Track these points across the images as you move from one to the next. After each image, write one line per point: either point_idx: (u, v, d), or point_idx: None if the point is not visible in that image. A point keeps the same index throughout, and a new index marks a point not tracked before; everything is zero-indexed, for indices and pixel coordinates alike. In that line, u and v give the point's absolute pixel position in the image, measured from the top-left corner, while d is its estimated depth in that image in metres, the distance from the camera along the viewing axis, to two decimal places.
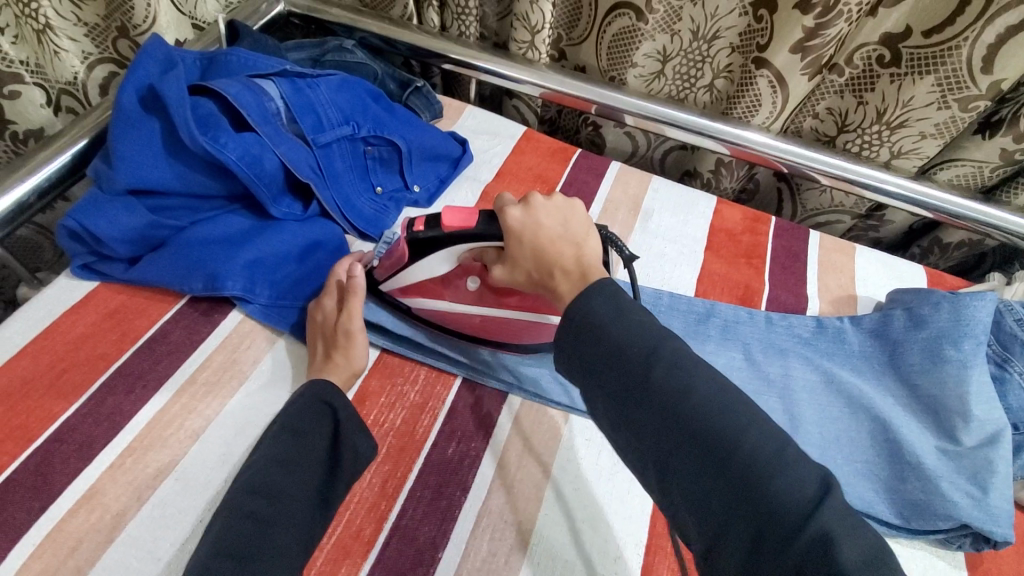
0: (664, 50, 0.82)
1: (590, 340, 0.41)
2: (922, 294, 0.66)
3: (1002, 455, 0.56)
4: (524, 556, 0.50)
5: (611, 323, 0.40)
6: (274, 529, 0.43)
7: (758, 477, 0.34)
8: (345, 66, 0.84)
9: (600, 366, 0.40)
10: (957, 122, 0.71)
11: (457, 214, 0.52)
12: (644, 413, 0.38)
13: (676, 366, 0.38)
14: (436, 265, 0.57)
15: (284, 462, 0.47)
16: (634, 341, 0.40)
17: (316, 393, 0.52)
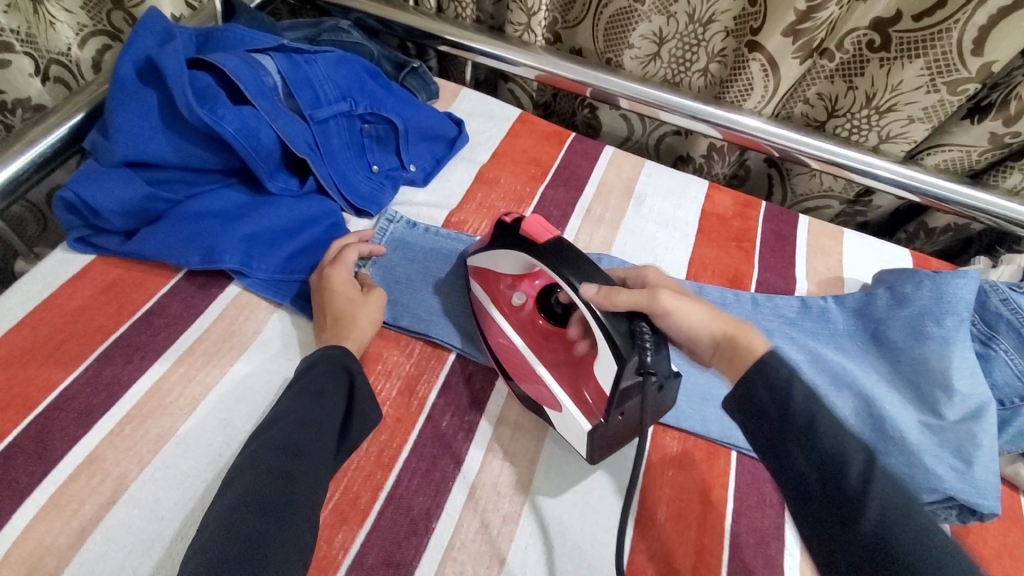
0: (661, 32, 0.83)
1: (754, 407, 0.44)
2: (906, 275, 0.69)
3: (983, 428, 0.58)
4: (516, 526, 0.51)
5: (769, 394, 0.44)
6: (297, 479, 0.44)
7: (899, 550, 0.37)
8: (341, 45, 0.84)
9: (758, 423, 0.44)
10: (945, 105, 0.72)
11: (543, 228, 0.53)
12: (786, 466, 0.42)
13: (840, 441, 0.41)
14: (502, 263, 0.58)
15: (304, 422, 0.48)
16: (806, 411, 0.42)
17: (333, 358, 0.53)
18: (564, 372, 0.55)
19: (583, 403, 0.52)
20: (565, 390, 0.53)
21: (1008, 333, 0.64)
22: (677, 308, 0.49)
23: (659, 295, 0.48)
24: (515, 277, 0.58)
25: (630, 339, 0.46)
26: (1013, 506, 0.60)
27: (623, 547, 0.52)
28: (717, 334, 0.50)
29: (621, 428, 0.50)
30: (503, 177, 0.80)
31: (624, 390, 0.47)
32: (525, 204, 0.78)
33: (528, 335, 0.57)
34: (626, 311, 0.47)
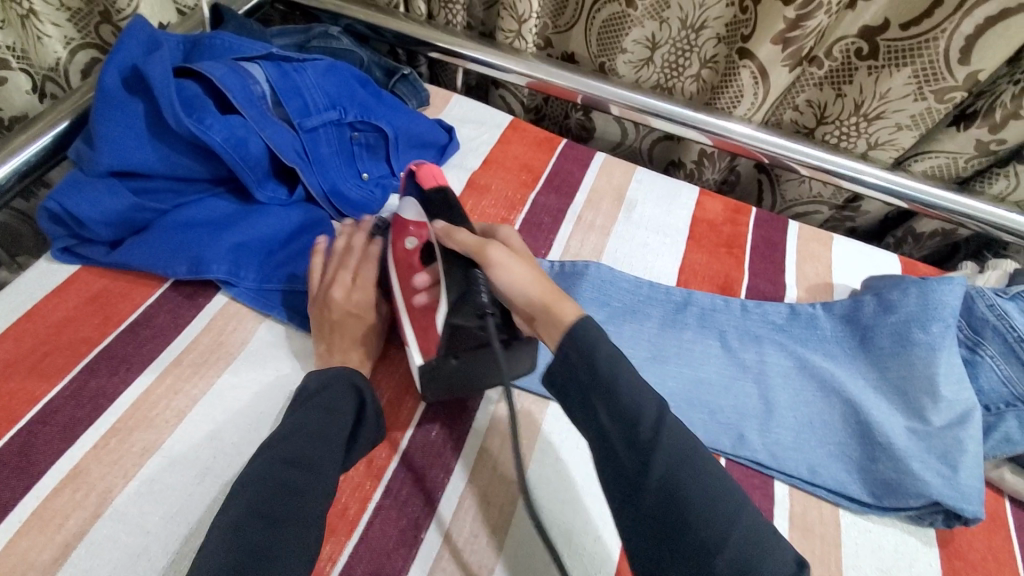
0: (653, 37, 0.83)
1: (566, 367, 0.45)
2: (895, 281, 0.69)
3: (967, 433, 0.58)
4: (505, 536, 0.51)
5: (578, 356, 0.45)
6: (304, 495, 0.44)
7: (686, 504, 0.41)
8: (331, 52, 0.84)
9: (568, 382, 0.45)
10: (932, 113, 0.73)
11: (432, 176, 0.59)
12: (591, 421, 0.45)
13: (635, 397, 0.43)
14: (412, 210, 0.60)
15: (313, 436, 0.47)
16: (608, 372, 0.44)
17: (347, 376, 0.53)
18: (413, 313, 0.58)
19: (420, 342, 0.56)
20: (408, 327, 0.58)
21: (994, 338, 0.64)
22: (504, 262, 0.50)
23: (489, 245, 0.50)
24: (414, 224, 0.59)
25: (466, 289, 0.52)
26: (998, 511, 0.61)
27: (612, 554, 0.52)
28: (531, 297, 0.49)
29: (451, 373, 0.54)
30: (493, 184, 0.80)
31: (453, 324, 0.52)
32: (516, 211, 0.78)
33: (404, 280, 0.60)
34: (466, 254, 0.52)
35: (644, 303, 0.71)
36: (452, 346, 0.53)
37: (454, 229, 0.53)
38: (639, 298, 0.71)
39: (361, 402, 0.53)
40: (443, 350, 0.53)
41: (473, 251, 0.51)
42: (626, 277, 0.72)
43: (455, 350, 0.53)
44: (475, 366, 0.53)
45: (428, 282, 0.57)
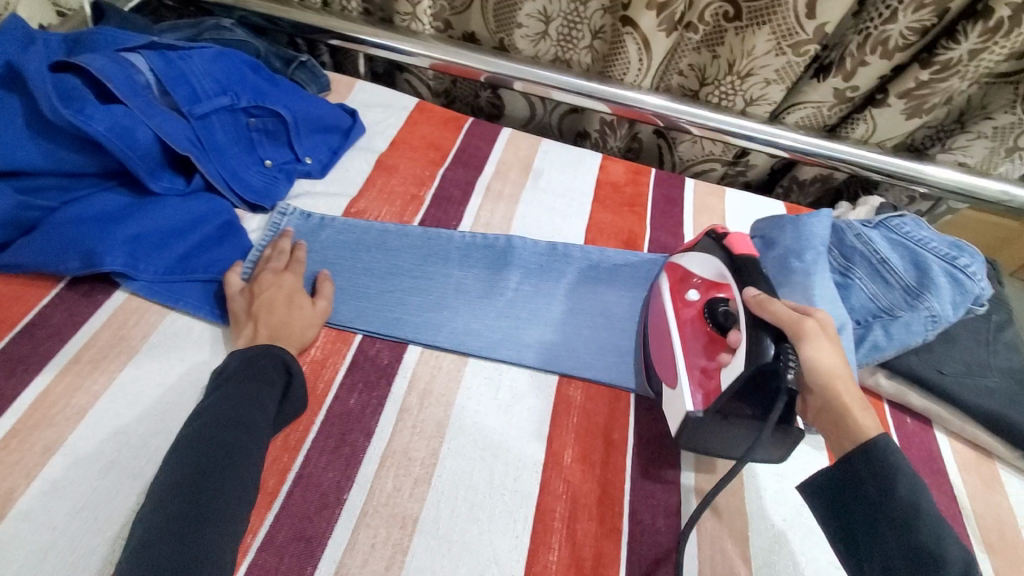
0: (545, 11, 0.87)
1: (856, 486, 0.47)
2: (774, 221, 0.76)
3: (843, 342, 0.64)
4: (428, 487, 0.53)
5: (869, 476, 0.46)
6: (229, 464, 0.45)
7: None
8: (223, 43, 0.83)
9: (856, 506, 0.47)
10: (793, 67, 0.80)
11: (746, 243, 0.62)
12: (878, 554, 0.45)
13: (939, 535, 0.43)
14: (704, 266, 0.64)
15: (233, 415, 0.48)
16: (907, 507, 0.44)
17: (264, 353, 0.53)
18: (706, 368, 0.57)
19: (699, 395, 0.56)
20: (695, 374, 0.57)
21: (862, 263, 0.71)
22: (821, 343, 0.52)
23: (817, 324, 0.53)
24: (706, 282, 0.64)
25: (770, 361, 0.51)
26: (878, 413, 0.69)
27: (535, 491, 0.55)
28: (835, 393, 0.51)
29: (704, 435, 0.55)
30: (402, 164, 0.82)
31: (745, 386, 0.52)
32: (425, 188, 0.80)
33: (689, 330, 0.61)
34: (782, 330, 0.52)
35: (556, 262, 0.75)
36: (751, 408, 0.53)
37: (770, 302, 0.53)
38: (549, 258, 0.75)
39: (288, 373, 0.54)
40: (719, 408, 0.53)
41: (791, 328, 0.52)
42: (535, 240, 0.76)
43: (731, 412, 0.53)
44: (732, 429, 0.54)
45: (730, 347, 0.55)
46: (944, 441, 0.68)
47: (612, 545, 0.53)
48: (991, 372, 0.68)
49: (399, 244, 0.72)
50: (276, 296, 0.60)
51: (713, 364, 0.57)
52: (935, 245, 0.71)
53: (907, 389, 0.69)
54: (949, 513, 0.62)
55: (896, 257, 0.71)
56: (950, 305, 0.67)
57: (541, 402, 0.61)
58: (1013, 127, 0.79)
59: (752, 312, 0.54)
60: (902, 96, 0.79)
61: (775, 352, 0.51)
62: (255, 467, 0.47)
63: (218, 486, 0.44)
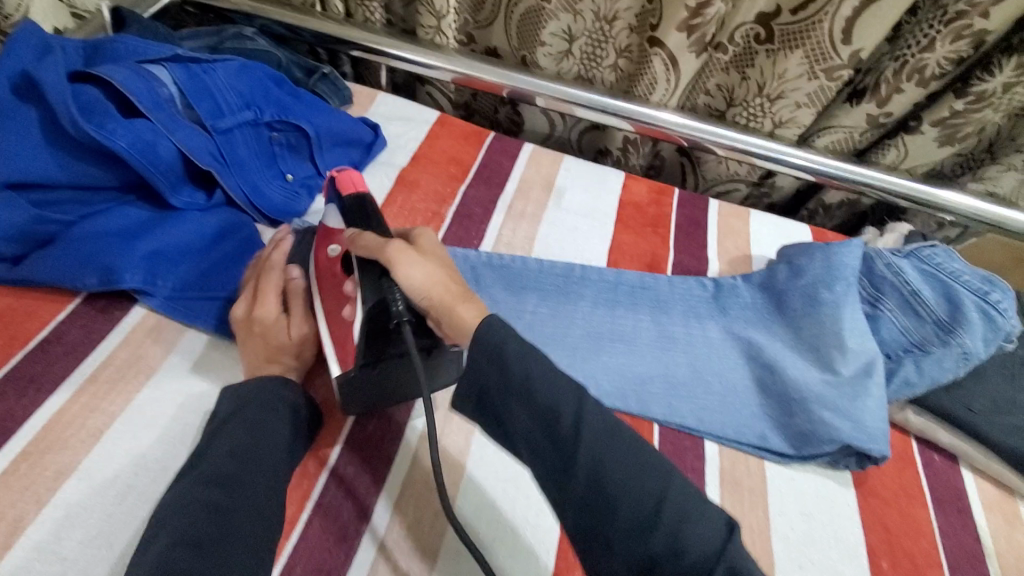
0: (569, 30, 0.86)
1: (479, 377, 0.45)
2: (803, 249, 0.74)
3: (874, 382, 0.63)
4: (448, 520, 0.52)
5: (489, 364, 0.45)
6: (235, 518, 0.42)
7: (607, 489, 0.41)
8: (245, 53, 0.82)
9: (483, 384, 0.45)
10: (825, 91, 0.78)
11: (351, 183, 0.60)
12: (519, 425, 0.44)
13: (550, 389, 0.43)
14: (328, 218, 0.61)
15: (238, 453, 0.46)
16: (526, 389, 0.43)
17: (267, 390, 0.51)
18: (334, 318, 0.56)
19: (341, 352, 0.54)
20: (333, 330, 0.56)
21: (893, 295, 0.70)
22: (404, 260, 0.51)
23: (391, 244, 0.51)
24: (332, 232, 0.59)
25: (382, 294, 0.51)
26: (907, 448, 0.67)
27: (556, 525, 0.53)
28: (436, 298, 0.50)
29: (366, 390, 0.53)
30: (423, 179, 0.81)
31: (370, 328, 0.52)
32: (446, 204, 0.79)
33: (319, 285, 0.58)
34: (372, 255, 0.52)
35: (578, 285, 0.74)
36: (369, 355, 0.52)
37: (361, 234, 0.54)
38: (571, 280, 0.74)
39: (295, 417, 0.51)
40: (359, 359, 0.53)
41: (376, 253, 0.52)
42: (558, 263, 0.75)
43: (375, 359, 0.52)
44: (379, 379, 0.53)
45: (349, 293, 0.55)
46: (973, 480, 0.67)
47: None
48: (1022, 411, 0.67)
49: None
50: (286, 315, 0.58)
51: (340, 315, 0.55)
52: (967, 278, 0.69)
53: (936, 426, 0.67)
54: (974, 555, 0.61)
55: (928, 290, 0.69)
56: (981, 342, 0.65)
57: None
58: None
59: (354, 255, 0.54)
60: (936, 125, 0.78)
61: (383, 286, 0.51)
62: (267, 520, 0.44)
63: (227, 530, 0.42)
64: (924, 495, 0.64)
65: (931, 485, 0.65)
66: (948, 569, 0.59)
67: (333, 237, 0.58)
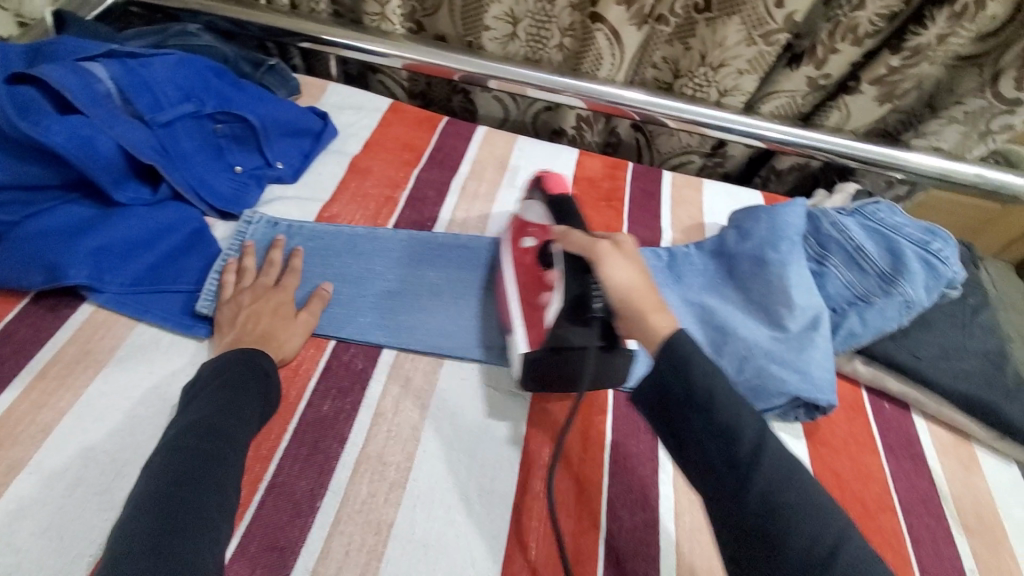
0: (512, 12, 0.86)
1: (663, 391, 0.46)
2: (749, 212, 0.75)
3: (819, 335, 0.65)
4: (403, 491, 0.53)
5: (673, 375, 0.46)
6: (218, 464, 0.45)
7: (781, 518, 0.41)
8: (190, 49, 0.82)
9: (669, 400, 0.46)
10: (764, 56, 0.80)
11: (561, 184, 0.68)
12: (692, 440, 0.45)
13: (735, 412, 0.44)
14: (534, 215, 0.67)
15: (221, 409, 0.49)
16: (730, 410, 0.44)
17: (253, 355, 0.54)
18: (530, 305, 0.61)
19: (534, 334, 0.58)
20: (531, 312, 0.60)
21: (838, 251, 0.71)
22: (609, 261, 0.52)
23: (599, 244, 0.53)
24: (536, 225, 0.66)
25: (580, 291, 0.55)
26: (857, 398, 0.69)
27: (511, 491, 0.54)
28: (634, 302, 0.50)
29: (560, 372, 0.57)
30: (375, 166, 0.81)
31: (570, 316, 0.55)
32: (400, 189, 0.79)
33: (518, 274, 0.64)
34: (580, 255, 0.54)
35: None
36: (551, 341, 0.55)
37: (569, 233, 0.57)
38: None
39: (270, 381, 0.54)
40: (544, 346, 0.56)
41: (586, 251, 0.54)
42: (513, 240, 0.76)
43: (557, 346, 0.55)
44: (569, 363, 0.56)
45: (548, 282, 0.59)
46: (924, 425, 0.68)
47: (589, 543, 0.52)
48: (967, 355, 0.68)
49: (370, 247, 0.72)
50: (265, 306, 0.61)
51: (538, 301, 0.60)
52: (908, 230, 0.71)
53: (883, 374, 0.69)
54: (927, 497, 0.62)
55: (871, 244, 0.71)
56: (923, 290, 0.67)
57: (516, 400, 0.61)
58: (984, 111, 0.79)
59: (563, 250, 0.57)
60: (874, 83, 0.79)
61: (590, 280, 0.54)
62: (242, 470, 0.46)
63: (209, 473, 0.44)
64: (874, 443, 0.66)
65: (882, 433, 0.67)
66: (899, 511, 0.61)
67: (541, 229, 0.64)
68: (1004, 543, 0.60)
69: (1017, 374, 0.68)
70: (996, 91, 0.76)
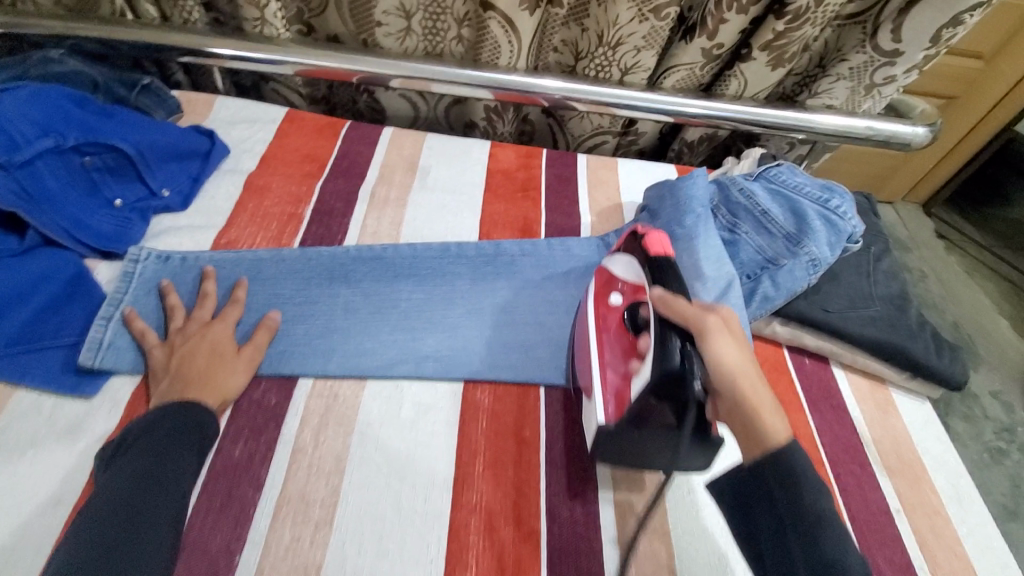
0: (403, 6, 0.84)
1: (760, 491, 0.47)
2: (659, 189, 0.76)
3: (732, 300, 0.65)
4: (330, 529, 0.50)
5: (775, 479, 0.46)
6: (139, 539, 0.42)
7: None
8: (53, 76, 0.74)
9: (760, 494, 0.47)
10: (658, 31, 0.80)
11: (663, 242, 0.60)
12: (779, 549, 0.45)
13: (841, 540, 0.43)
14: (627, 271, 0.62)
15: (147, 476, 0.46)
16: (835, 548, 0.43)
17: (186, 409, 0.51)
18: (611, 372, 0.56)
19: (612, 404, 0.54)
20: (608, 381, 0.56)
21: (747, 218, 0.73)
22: (718, 339, 0.51)
23: (710, 320, 0.51)
24: (627, 285, 0.61)
25: (677, 367, 0.49)
26: (779, 358, 0.72)
27: (444, 507, 0.53)
28: (737, 392, 0.50)
29: (626, 445, 0.54)
30: (275, 183, 0.76)
31: (655, 395, 0.50)
32: (303, 204, 0.75)
33: (607, 337, 0.59)
34: (680, 327, 0.52)
35: (453, 262, 0.72)
36: (636, 418, 0.52)
37: (672, 297, 0.53)
38: (447, 258, 0.72)
39: (204, 433, 0.51)
40: (623, 422, 0.53)
41: (694, 326, 0.51)
42: (430, 244, 0.73)
43: (637, 424, 0.52)
44: (649, 444, 0.53)
45: (640, 350, 0.54)
46: (842, 376, 0.72)
47: (528, 547, 0.52)
48: (873, 304, 0.72)
49: (275, 270, 0.68)
50: (201, 345, 0.57)
51: (626, 369, 0.55)
52: (808, 189, 0.73)
53: (800, 331, 0.71)
54: (851, 446, 0.65)
55: (776, 208, 0.73)
56: (826, 247, 0.69)
57: (445, 412, 0.60)
58: (866, 65, 0.82)
59: (658, 318, 0.53)
60: (764, 49, 0.81)
61: (680, 355, 0.50)
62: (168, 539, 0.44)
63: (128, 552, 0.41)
64: (799, 401, 0.68)
65: (805, 388, 0.69)
66: (826, 464, 0.63)
67: (638, 289, 0.59)
68: (922, 479, 0.64)
69: (918, 315, 0.73)
70: (875, 44, 0.79)
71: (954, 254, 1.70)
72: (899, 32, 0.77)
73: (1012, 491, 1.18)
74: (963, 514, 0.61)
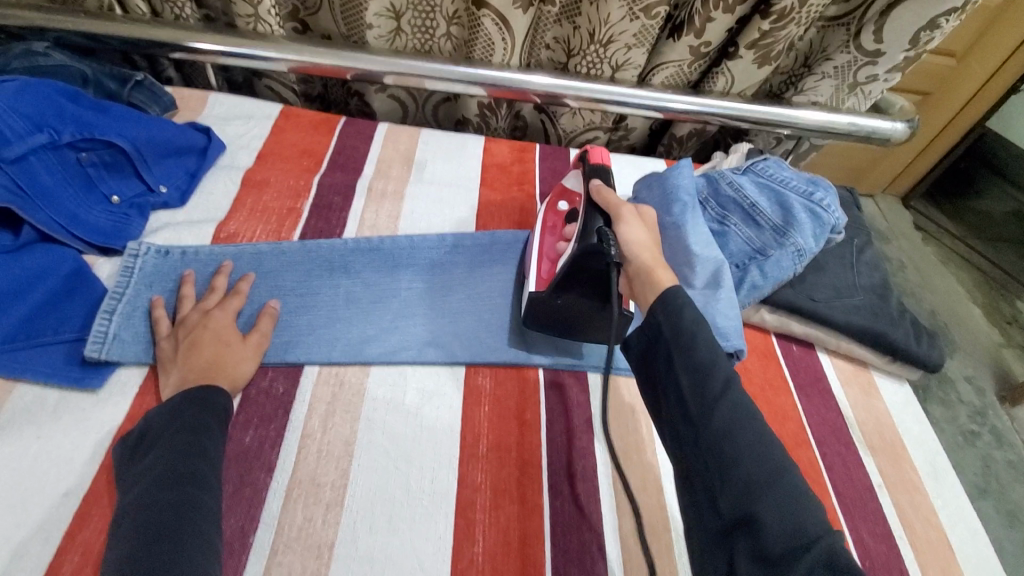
0: (393, 7, 0.86)
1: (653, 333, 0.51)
2: (647, 181, 0.78)
3: (724, 289, 0.67)
4: (341, 510, 0.51)
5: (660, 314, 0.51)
6: (196, 512, 0.44)
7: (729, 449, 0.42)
8: (40, 70, 0.73)
9: (655, 350, 0.50)
10: (649, 29, 0.82)
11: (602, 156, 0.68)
12: (672, 390, 0.48)
13: (712, 353, 0.47)
14: (570, 180, 0.70)
15: (188, 454, 0.47)
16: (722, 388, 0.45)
17: (211, 392, 0.52)
18: (546, 259, 0.65)
19: (540, 279, 0.64)
20: (544, 262, 0.66)
21: (736, 210, 0.75)
22: (631, 225, 0.60)
23: (626, 208, 0.61)
24: (570, 193, 0.70)
25: (594, 243, 0.57)
26: (768, 346, 0.74)
27: (451, 487, 0.54)
28: (643, 261, 0.57)
29: (561, 312, 0.62)
30: (273, 178, 0.77)
31: (575, 269, 0.59)
32: (303, 199, 0.76)
33: (546, 233, 0.68)
34: (603, 213, 0.61)
35: (448, 250, 0.74)
36: (558, 284, 0.60)
37: (607, 190, 0.62)
38: (444, 247, 0.74)
39: (224, 418, 0.52)
40: (547, 292, 0.61)
41: (612, 208, 0.60)
42: (427, 236, 0.74)
43: (559, 289, 0.60)
44: (576, 308, 0.61)
45: (568, 233, 0.64)
46: (828, 360, 0.74)
47: (535, 522, 0.53)
48: (856, 292, 0.75)
49: (277, 263, 0.68)
50: (204, 334, 0.58)
51: (556, 252, 0.64)
52: (794, 182, 0.76)
53: (787, 319, 0.74)
54: (837, 426, 0.68)
55: (763, 200, 0.75)
56: (812, 237, 0.72)
57: (449, 397, 0.61)
58: (851, 64, 0.85)
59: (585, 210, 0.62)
60: (750, 47, 0.84)
61: (598, 236, 0.58)
62: (217, 514, 0.45)
63: (187, 528, 0.43)
64: (787, 383, 0.71)
65: (793, 373, 0.72)
66: (814, 442, 0.66)
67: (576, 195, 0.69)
68: (903, 457, 0.67)
69: (898, 302, 0.76)
70: (858, 45, 0.82)
71: (930, 246, 1.75)
72: (880, 34, 0.80)
73: (984, 470, 1.24)
74: (940, 488, 0.65)
